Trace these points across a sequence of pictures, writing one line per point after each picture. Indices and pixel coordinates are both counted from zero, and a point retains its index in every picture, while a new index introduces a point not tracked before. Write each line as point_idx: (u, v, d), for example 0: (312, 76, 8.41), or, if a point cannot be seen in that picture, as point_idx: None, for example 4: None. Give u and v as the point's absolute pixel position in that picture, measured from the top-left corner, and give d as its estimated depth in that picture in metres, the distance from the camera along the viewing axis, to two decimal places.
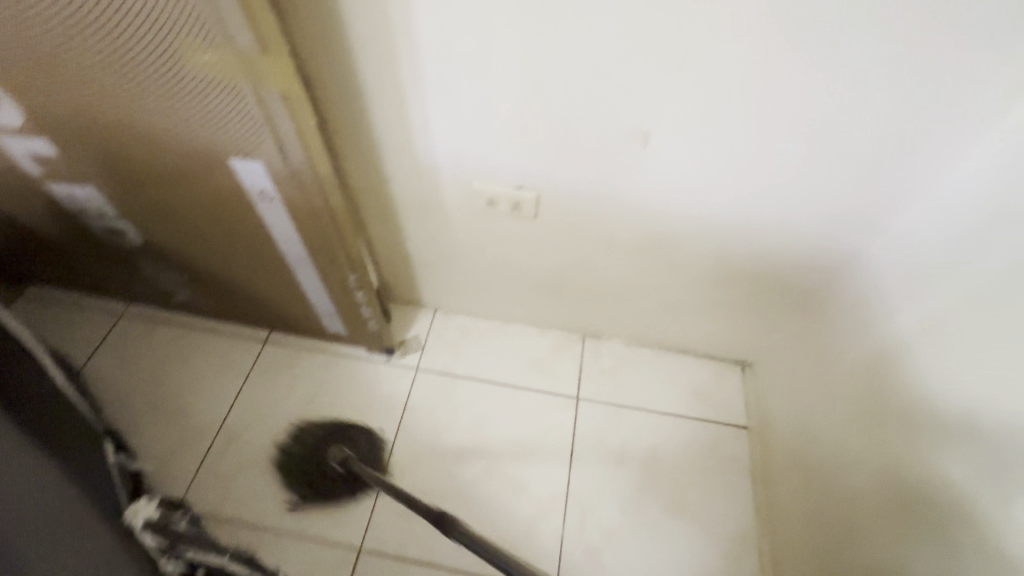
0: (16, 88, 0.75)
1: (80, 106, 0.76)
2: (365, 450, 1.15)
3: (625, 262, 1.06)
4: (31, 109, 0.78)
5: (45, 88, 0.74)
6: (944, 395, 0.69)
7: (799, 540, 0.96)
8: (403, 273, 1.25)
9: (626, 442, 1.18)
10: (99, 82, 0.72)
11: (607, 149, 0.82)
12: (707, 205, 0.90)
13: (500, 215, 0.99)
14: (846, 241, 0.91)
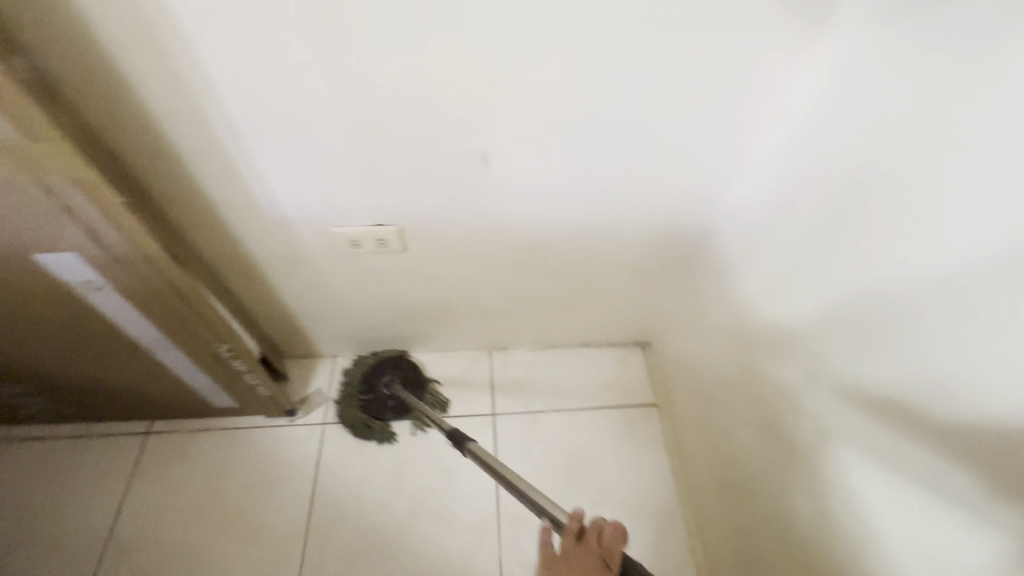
0: None
1: None
2: (408, 375, 1.24)
3: (507, 276, 1.05)
4: None
5: None
6: (795, 356, 0.74)
7: (717, 507, 1.00)
8: (289, 328, 1.19)
9: (547, 446, 1.19)
10: None
11: (449, 174, 0.81)
12: (565, 208, 0.88)
13: (369, 254, 0.96)
14: (694, 223, 0.94)
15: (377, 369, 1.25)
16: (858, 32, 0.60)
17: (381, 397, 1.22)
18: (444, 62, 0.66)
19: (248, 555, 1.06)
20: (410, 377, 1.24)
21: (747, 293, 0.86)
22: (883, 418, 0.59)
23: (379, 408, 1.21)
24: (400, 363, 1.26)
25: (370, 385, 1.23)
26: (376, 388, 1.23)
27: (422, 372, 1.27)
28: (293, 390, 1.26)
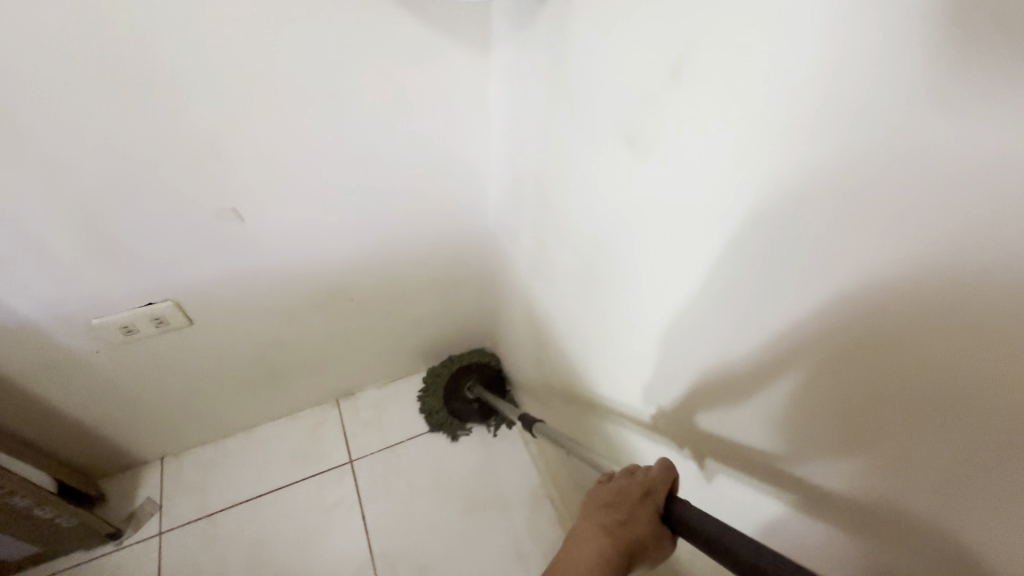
0: None
1: None
2: (489, 379, 1.26)
3: (314, 320, 1.05)
4: None
5: None
6: (562, 322, 0.84)
7: (566, 475, 1.08)
8: (92, 443, 1.06)
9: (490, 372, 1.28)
10: None
11: (205, 236, 0.80)
12: (342, 240, 0.92)
13: (150, 337, 0.91)
14: (472, 229, 1.03)
15: (456, 378, 1.28)
16: (508, 52, 0.72)
17: (454, 405, 1.25)
18: (146, 133, 0.67)
19: None
20: (489, 377, 1.27)
21: (524, 279, 0.96)
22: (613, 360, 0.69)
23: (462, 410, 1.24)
24: (473, 367, 1.28)
25: (452, 389, 1.26)
26: (455, 396, 1.26)
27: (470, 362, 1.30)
28: (116, 509, 1.11)
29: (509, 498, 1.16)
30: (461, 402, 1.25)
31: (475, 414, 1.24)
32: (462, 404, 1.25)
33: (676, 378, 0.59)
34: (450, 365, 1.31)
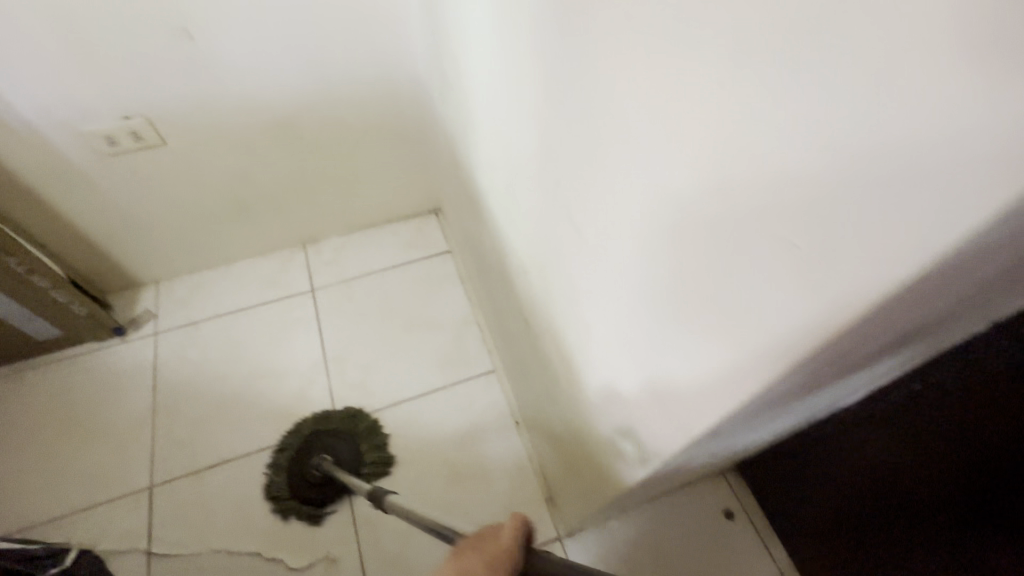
0: None
1: None
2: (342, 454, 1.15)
3: (270, 154, 1.23)
4: None
5: None
6: (461, 140, 1.00)
7: (483, 296, 1.29)
8: (95, 256, 1.28)
9: (344, 444, 1.17)
10: None
11: (165, 54, 0.97)
12: (285, 71, 1.07)
13: (131, 152, 1.10)
14: (404, 76, 1.18)
15: (302, 455, 1.15)
16: None
17: (300, 481, 1.12)
18: None
19: (100, 444, 1.18)
20: (342, 453, 1.16)
21: (441, 115, 1.11)
22: (480, 152, 0.85)
23: (309, 488, 1.11)
24: (326, 440, 1.18)
25: (298, 468, 1.13)
26: (305, 470, 1.13)
27: (320, 435, 1.18)
28: (121, 313, 1.36)
29: (442, 321, 1.38)
30: (310, 479, 1.11)
31: (325, 489, 1.10)
32: (309, 480, 1.12)
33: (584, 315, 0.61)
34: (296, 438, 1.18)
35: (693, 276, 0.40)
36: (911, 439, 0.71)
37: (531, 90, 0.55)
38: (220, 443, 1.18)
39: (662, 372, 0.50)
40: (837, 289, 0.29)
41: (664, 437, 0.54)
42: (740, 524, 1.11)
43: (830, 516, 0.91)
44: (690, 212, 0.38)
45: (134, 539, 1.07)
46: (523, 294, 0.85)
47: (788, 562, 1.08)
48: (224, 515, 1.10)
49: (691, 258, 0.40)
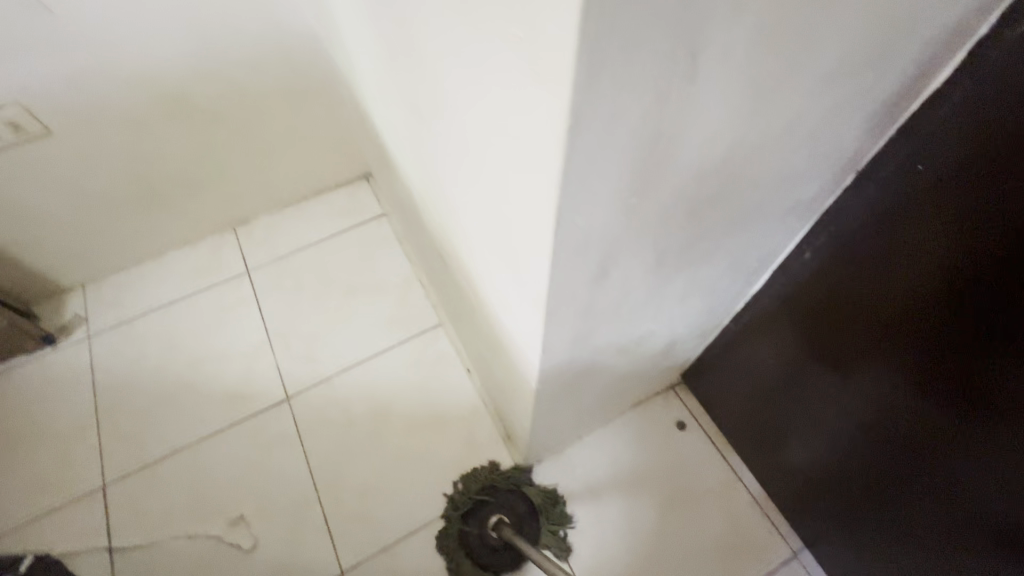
0: None
1: None
2: (518, 512, 1.06)
3: (170, 132, 1.17)
4: None
5: None
6: (356, 84, 0.96)
7: (417, 250, 1.27)
8: (6, 263, 1.22)
9: (517, 497, 1.08)
10: None
11: (20, 29, 0.90)
12: (163, 33, 1.01)
13: (16, 144, 1.04)
14: (295, 29, 1.12)
15: (470, 518, 1.06)
16: None
17: (472, 548, 1.04)
18: None
19: (45, 453, 1.15)
20: (521, 513, 1.06)
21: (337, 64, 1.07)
22: (368, 89, 0.83)
23: (483, 552, 1.03)
24: (502, 499, 1.08)
25: (473, 535, 1.05)
26: (479, 534, 1.05)
27: (479, 486, 1.09)
28: (48, 321, 1.31)
29: (384, 284, 1.36)
30: (490, 549, 1.03)
31: (504, 557, 1.03)
32: (482, 544, 1.04)
33: (462, 240, 0.61)
34: (460, 497, 1.08)
35: (488, 183, 0.40)
36: (841, 300, 0.71)
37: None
38: (170, 433, 1.16)
39: (506, 291, 0.50)
40: (543, 169, 0.28)
41: (526, 347, 0.53)
42: (692, 432, 1.15)
43: (775, 398, 0.93)
44: (470, 93, 0.35)
45: (94, 538, 1.06)
46: (432, 229, 0.84)
47: (738, 459, 1.12)
48: (183, 500, 1.10)
49: (485, 148, 0.37)
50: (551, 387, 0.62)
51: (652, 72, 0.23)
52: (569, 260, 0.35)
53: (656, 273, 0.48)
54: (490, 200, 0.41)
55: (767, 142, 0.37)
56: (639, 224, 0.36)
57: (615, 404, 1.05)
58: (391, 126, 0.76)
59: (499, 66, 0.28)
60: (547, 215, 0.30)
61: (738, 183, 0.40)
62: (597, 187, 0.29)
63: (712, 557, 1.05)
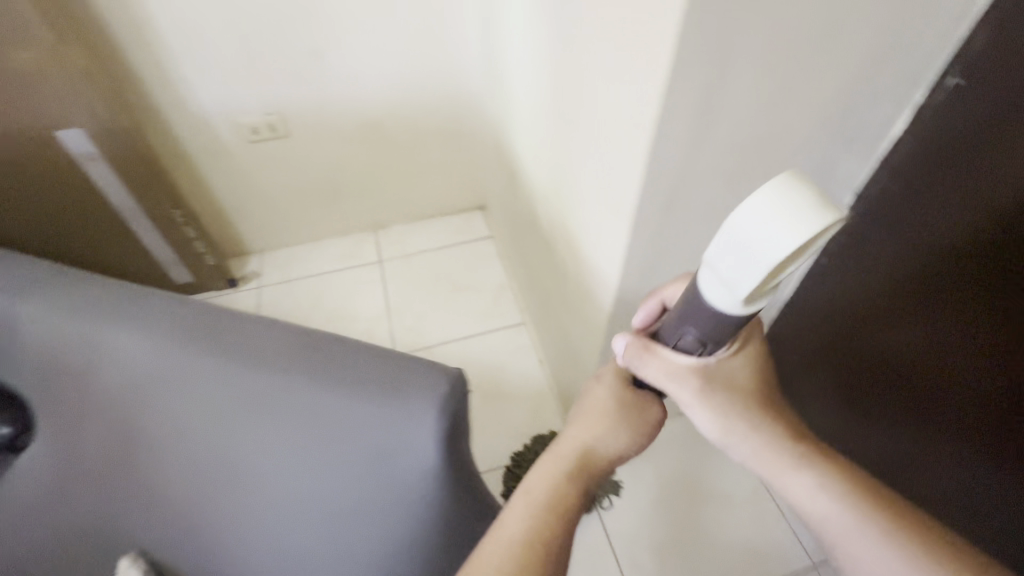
0: None
1: None
2: None
3: (358, 148, 1.61)
4: None
5: None
6: (503, 125, 1.34)
7: (517, 261, 1.58)
8: (223, 224, 1.67)
9: None
10: None
11: (299, 65, 1.38)
12: (377, 78, 1.46)
13: (266, 140, 1.51)
14: (464, 89, 1.55)
15: None
16: None
17: None
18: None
19: None
20: None
21: (489, 112, 1.47)
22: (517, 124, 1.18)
23: None
24: None
25: None
26: None
27: None
28: (233, 271, 1.74)
29: (483, 287, 1.68)
30: None
31: None
32: None
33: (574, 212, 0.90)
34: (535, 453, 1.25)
35: (608, 148, 0.70)
36: (924, 315, 0.80)
37: (545, 55, 0.88)
38: None
39: (603, 231, 0.78)
40: (647, 116, 0.58)
41: (609, 271, 0.79)
42: None
43: (838, 404, 1.06)
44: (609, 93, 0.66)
45: None
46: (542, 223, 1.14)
47: None
48: None
49: (612, 123, 0.67)
50: (622, 321, 0.87)
51: (702, 71, 0.53)
52: (650, 180, 0.63)
53: (704, 225, 0.74)
54: (607, 158, 0.71)
55: (773, 132, 0.64)
56: (694, 168, 0.64)
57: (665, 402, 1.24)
58: (531, 146, 1.10)
59: (630, 71, 0.59)
60: (646, 144, 0.59)
61: (758, 160, 0.67)
62: (671, 127, 0.57)
63: (735, 556, 1.15)
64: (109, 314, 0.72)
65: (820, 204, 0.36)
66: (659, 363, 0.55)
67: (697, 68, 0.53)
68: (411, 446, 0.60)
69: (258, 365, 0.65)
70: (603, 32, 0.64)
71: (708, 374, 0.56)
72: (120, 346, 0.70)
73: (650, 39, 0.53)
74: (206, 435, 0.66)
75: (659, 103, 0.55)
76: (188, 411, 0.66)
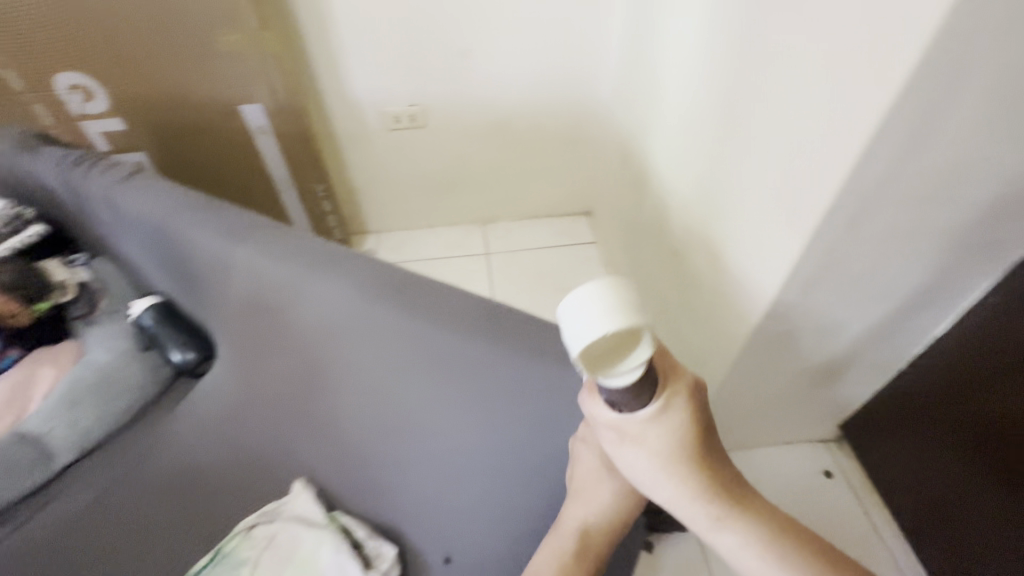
0: (118, 87, 1.31)
1: (154, 95, 1.34)
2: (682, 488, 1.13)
3: (485, 144, 1.70)
4: (122, 100, 1.34)
5: (134, 85, 1.31)
6: (637, 133, 1.38)
7: (625, 268, 1.60)
8: (351, 202, 1.81)
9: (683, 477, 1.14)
10: (169, 76, 1.30)
11: (450, 63, 1.48)
12: (516, 80, 1.54)
13: (406, 130, 1.62)
14: (594, 97, 1.60)
15: None
16: None
17: None
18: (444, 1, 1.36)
19: None
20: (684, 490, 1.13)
21: (620, 121, 1.51)
22: (659, 132, 1.20)
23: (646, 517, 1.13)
24: None
25: None
26: None
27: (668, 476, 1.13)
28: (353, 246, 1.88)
29: (585, 290, 1.71)
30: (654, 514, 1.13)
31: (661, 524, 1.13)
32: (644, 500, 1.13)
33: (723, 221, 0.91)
34: None
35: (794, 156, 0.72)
36: None
37: (718, 65, 0.91)
38: None
39: (767, 240, 0.79)
40: (864, 124, 0.60)
41: (767, 279, 0.81)
42: (837, 482, 1.26)
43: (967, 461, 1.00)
44: (806, 105, 0.69)
45: None
46: (672, 231, 1.16)
47: (889, 528, 1.19)
48: None
49: (804, 134, 0.70)
50: (763, 333, 0.88)
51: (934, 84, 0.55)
52: (846, 188, 0.65)
53: (879, 244, 0.74)
54: (788, 168, 0.73)
55: (981, 159, 0.64)
56: (893, 181, 0.65)
57: (773, 426, 1.22)
58: (673, 155, 1.12)
59: (845, 84, 0.61)
60: (856, 150, 0.61)
61: (956, 185, 0.67)
62: (883, 140, 0.60)
63: None
64: (308, 258, 0.77)
65: (624, 304, 0.45)
66: (596, 412, 0.55)
67: (929, 83, 0.55)
68: (581, 417, 0.63)
69: (448, 322, 0.68)
70: (812, 46, 0.66)
71: (626, 432, 0.53)
72: (319, 290, 0.75)
73: (885, 49, 0.56)
74: (394, 378, 0.73)
75: (879, 114, 0.57)
76: (385, 355, 0.73)
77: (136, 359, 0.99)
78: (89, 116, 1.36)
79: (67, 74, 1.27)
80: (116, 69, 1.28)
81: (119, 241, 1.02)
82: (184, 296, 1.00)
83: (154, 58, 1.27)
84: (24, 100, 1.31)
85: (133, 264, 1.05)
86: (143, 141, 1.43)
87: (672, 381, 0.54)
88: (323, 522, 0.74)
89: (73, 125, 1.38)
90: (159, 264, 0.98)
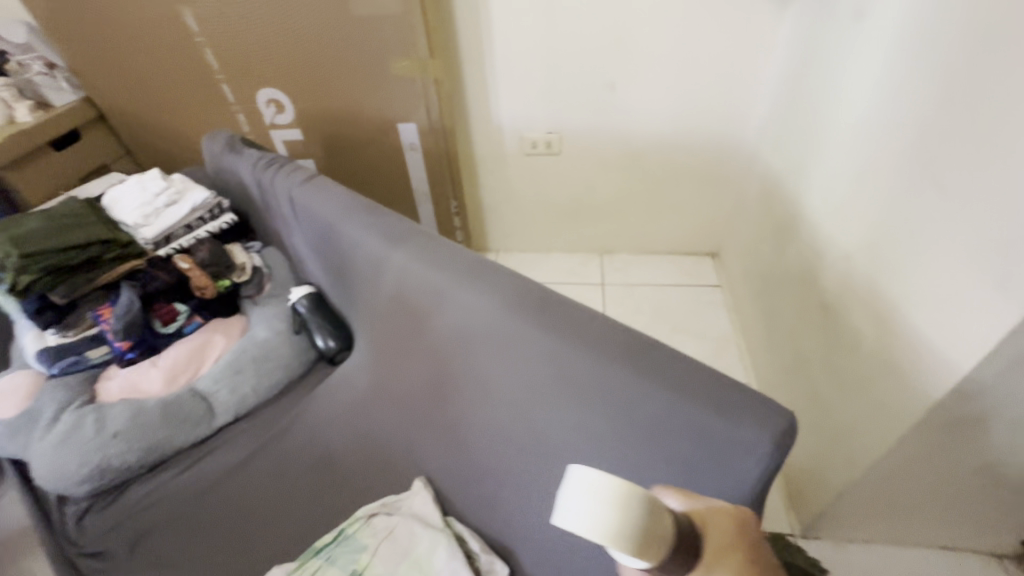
0: (303, 103, 1.51)
1: (330, 110, 1.52)
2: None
3: (617, 175, 1.69)
4: (304, 113, 1.54)
5: (316, 102, 1.50)
6: (787, 176, 1.29)
7: (755, 317, 1.48)
8: (478, 220, 1.89)
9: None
10: (345, 95, 1.48)
11: (593, 95, 1.51)
12: (657, 114, 1.53)
13: (541, 155, 1.67)
14: (738, 136, 1.54)
15: None
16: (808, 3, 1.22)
17: None
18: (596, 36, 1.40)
19: None
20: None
21: (767, 162, 1.43)
22: (819, 176, 1.11)
23: None
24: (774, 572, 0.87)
25: None
26: None
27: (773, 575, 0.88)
28: None
29: (706, 334, 1.61)
30: None
31: None
32: None
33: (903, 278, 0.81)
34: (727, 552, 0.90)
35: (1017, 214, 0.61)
36: None
37: (914, 106, 0.81)
38: None
39: (966, 305, 0.68)
40: None
41: (961, 350, 0.69)
42: None
43: None
44: None
45: None
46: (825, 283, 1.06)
47: None
48: None
49: None
50: (945, 413, 0.75)
51: None
52: None
53: None
54: (1006, 228, 0.63)
55: None
56: None
57: (932, 526, 1.04)
58: (837, 200, 1.02)
59: None
60: None
61: None
62: None
63: None
64: (458, 267, 0.81)
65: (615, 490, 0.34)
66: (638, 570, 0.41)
67: None
68: (728, 473, 0.58)
69: (589, 344, 0.68)
70: None
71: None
72: (464, 298, 0.78)
73: None
74: (526, 394, 0.73)
75: None
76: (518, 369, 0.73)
77: (287, 339, 1.10)
78: (276, 125, 1.58)
79: (266, 90, 1.50)
80: (304, 88, 1.48)
81: (290, 235, 1.15)
82: (335, 289, 1.09)
83: (336, 79, 1.44)
84: (230, 109, 1.56)
85: (296, 256, 1.17)
86: (314, 149, 1.63)
87: (714, 515, 0.43)
88: (439, 525, 0.79)
89: (262, 132, 1.61)
90: (318, 258, 1.09)
